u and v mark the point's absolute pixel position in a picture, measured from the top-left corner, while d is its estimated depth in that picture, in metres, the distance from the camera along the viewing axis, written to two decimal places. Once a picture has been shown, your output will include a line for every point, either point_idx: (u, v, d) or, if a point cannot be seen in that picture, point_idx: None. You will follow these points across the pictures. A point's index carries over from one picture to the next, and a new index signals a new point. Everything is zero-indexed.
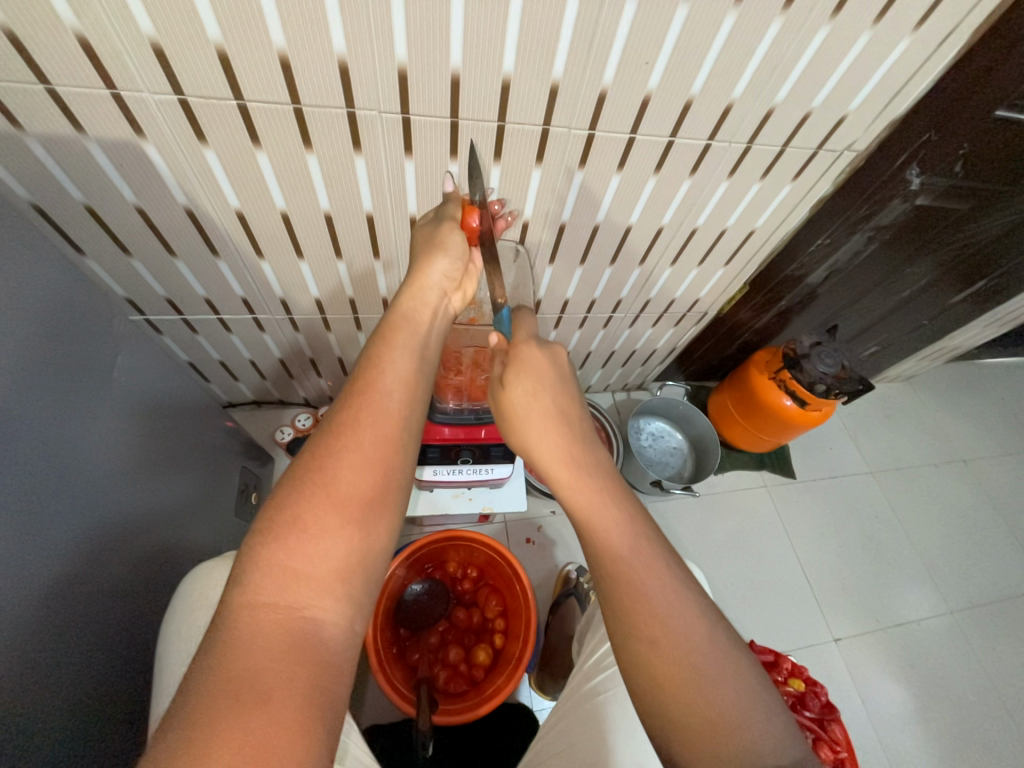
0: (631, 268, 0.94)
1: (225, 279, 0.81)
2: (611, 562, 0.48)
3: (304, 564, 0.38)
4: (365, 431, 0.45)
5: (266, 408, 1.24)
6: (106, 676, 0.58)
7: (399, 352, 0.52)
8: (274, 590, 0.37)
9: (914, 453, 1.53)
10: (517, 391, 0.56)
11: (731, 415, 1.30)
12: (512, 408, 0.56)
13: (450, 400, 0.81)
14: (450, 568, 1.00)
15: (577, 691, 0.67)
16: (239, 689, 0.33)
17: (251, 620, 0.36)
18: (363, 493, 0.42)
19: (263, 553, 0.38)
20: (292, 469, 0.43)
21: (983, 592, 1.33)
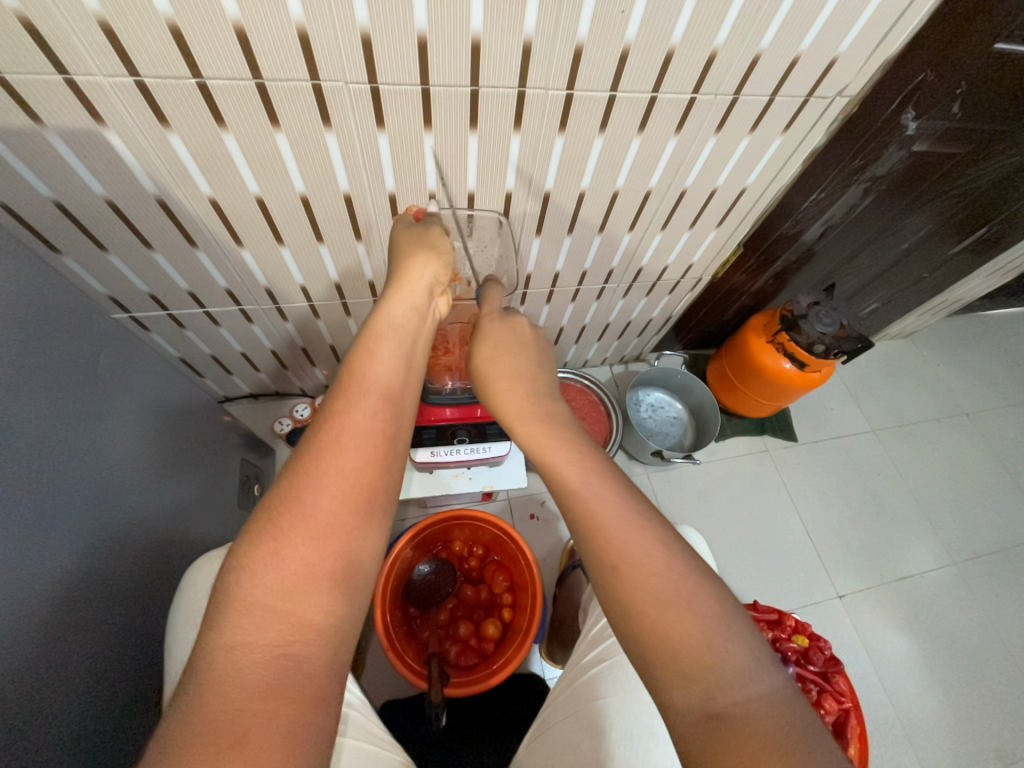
0: (620, 235, 0.91)
1: (206, 271, 0.80)
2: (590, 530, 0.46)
3: (284, 600, 0.38)
4: (348, 452, 0.44)
5: (264, 400, 1.23)
6: (118, 666, 0.60)
7: (377, 362, 0.50)
8: (251, 629, 0.37)
9: (917, 409, 1.52)
10: (484, 353, 0.60)
11: (730, 381, 1.30)
12: (481, 369, 0.60)
13: (445, 382, 0.80)
14: (456, 548, 1.02)
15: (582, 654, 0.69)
16: (220, 732, 0.33)
17: (237, 657, 0.36)
18: (347, 519, 0.42)
19: (242, 587, 0.38)
20: (270, 499, 0.42)
21: (985, 541, 1.34)
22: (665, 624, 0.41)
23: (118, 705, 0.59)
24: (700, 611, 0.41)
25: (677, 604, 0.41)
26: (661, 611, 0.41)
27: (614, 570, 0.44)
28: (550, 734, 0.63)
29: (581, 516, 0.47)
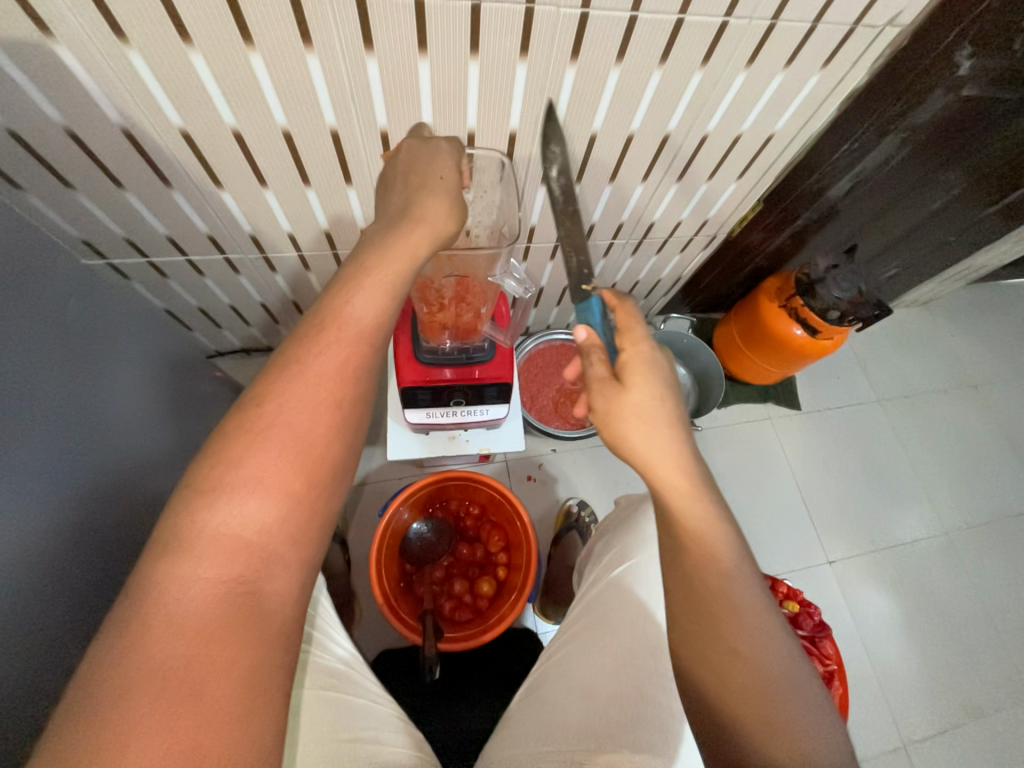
0: (632, 187, 0.84)
1: (185, 214, 0.74)
2: (720, 609, 0.45)
3: (251, 533, 0.37)
4: (325, 383, 0.41)
5: (256, 356, 1.20)
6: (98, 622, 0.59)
7: (362, 292, 0.44)
8: (213, 562, 0.35)
9: (925, 380, 1.49)
10: (638, 392, 0.49)
11: (737, 347, 1.25)
12: (628, 409, 0.49)
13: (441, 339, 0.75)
14: (452, 505, 1.02)
15: (579, 616, 0.69)
16: (166, 682, 0.31)
17: (178, 600, 0.34)
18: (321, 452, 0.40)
19: (204, 516, 0.36)
20: (238, 420, 0.40)
21: (979, 511, 1.35)
22: (762, 710, 0.43)
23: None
24: (802, 704, 0.43)
25: (782, 693, 0.43)
26: (760, 697, 0.43)
27: (733, 652, 0.45)
28: (545, 688, 0.63)
29: (713, 590, 0.46)
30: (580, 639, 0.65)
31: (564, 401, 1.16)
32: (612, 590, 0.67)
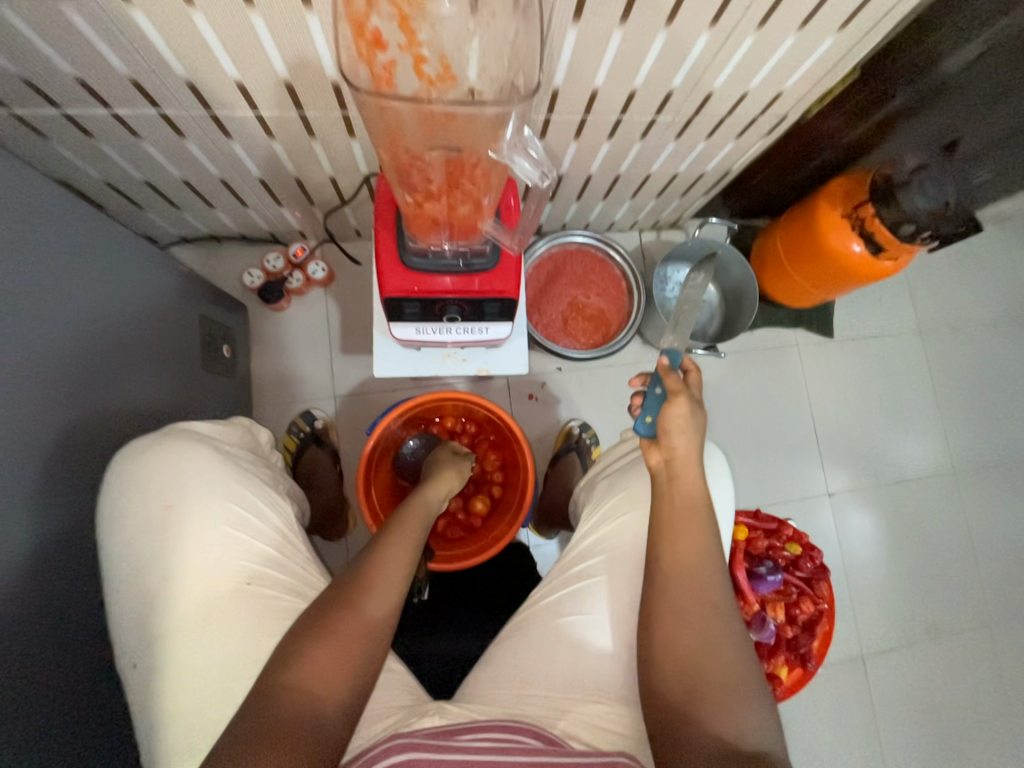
0: (695, 35, 0.62)
1: (91, 45, 0.55)
2: (707, 591, 0.52)
3: (343, 615, 0.51)
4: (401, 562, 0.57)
5: (228, 245, 1.05)
6: (52, 555, 0.53)
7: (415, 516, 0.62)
8: (318, 636, 0.49)
9: (977, 311, 1.33)
10: (683, 412, 0.57)
11: (778, 262, 1.09)
12: (676, 422, 0.57)
13: (433, 242, 0.61)
14: (448, 422, 0.96)
15: (572, 559, 0.64)
16: (276, 714, 0.44)
17: (313, 627, 0.49)
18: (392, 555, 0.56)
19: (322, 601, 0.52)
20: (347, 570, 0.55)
21: (994, 451, 1.30)
22: (718, 670, 0.49)
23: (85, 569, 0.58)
24: (746, 677, 0.49)
25: (734, 669, 0.49)
26: (718, 662, 0.49)
27: (715, 608, 0.51)
28: (528, 634, 0.59)
29: (704, 560, 0.53)
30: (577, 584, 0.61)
31: (574, 316, 1.04)
32: (616, 534, 0.62)
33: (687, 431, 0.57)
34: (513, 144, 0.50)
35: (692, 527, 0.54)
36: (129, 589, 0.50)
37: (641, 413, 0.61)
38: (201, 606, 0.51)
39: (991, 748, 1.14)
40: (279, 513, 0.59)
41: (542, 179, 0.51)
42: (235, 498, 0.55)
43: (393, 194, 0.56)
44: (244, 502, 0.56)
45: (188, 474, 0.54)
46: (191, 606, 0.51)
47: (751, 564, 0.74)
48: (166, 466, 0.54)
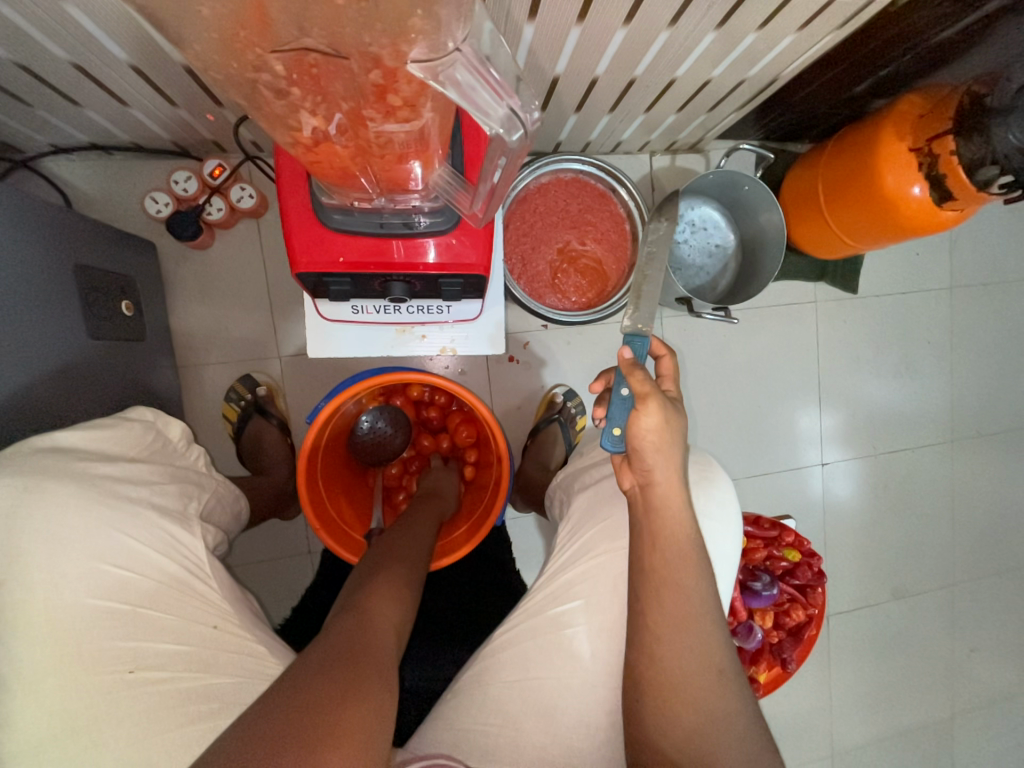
0: None
1: None
2: (696, 645, 0.44)
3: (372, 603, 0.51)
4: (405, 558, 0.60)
5: (123, 159, 0.81)
6: None
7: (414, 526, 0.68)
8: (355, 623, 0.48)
9: (1018, 265, 1.18)
10: (657, 427, 0.45)
11: (815, 206, 0.90)
12: (648, 444, 0.45)
13: (358, 201, 0.47)
14: (413, 392, 0.83)
15: (546, 601, 0.57)
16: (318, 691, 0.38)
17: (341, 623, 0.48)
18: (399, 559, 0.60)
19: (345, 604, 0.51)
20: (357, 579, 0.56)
21: (999, 419, 1.23)
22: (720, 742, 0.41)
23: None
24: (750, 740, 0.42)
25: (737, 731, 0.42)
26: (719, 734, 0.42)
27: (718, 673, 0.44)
28: (493, 692, 0.54)
29: (694, 613, 0.44)
30: (551, 634, 0.55)
31: (565, 267, 0.86)
32: (594, 575, 0.56)
33: (663, 446, 0.45)
34: (458, 48, 0.31)
35: (676, 577, 0.45)
36: None
37: (607, 424, 0.49)
38: (73, 697, 0.43)
39: (931, 692, 1.22)
40: (178, 557, 0.50)
41: (511, 128, 0.35)
42: (108, 552, 0.46)
43: (276, 139, 0.39)
44: (129, 556, 0.47)
45: (42, 534, 0.43)
46: (52, 704, 0.42)
47: (745, 574, 0.67)
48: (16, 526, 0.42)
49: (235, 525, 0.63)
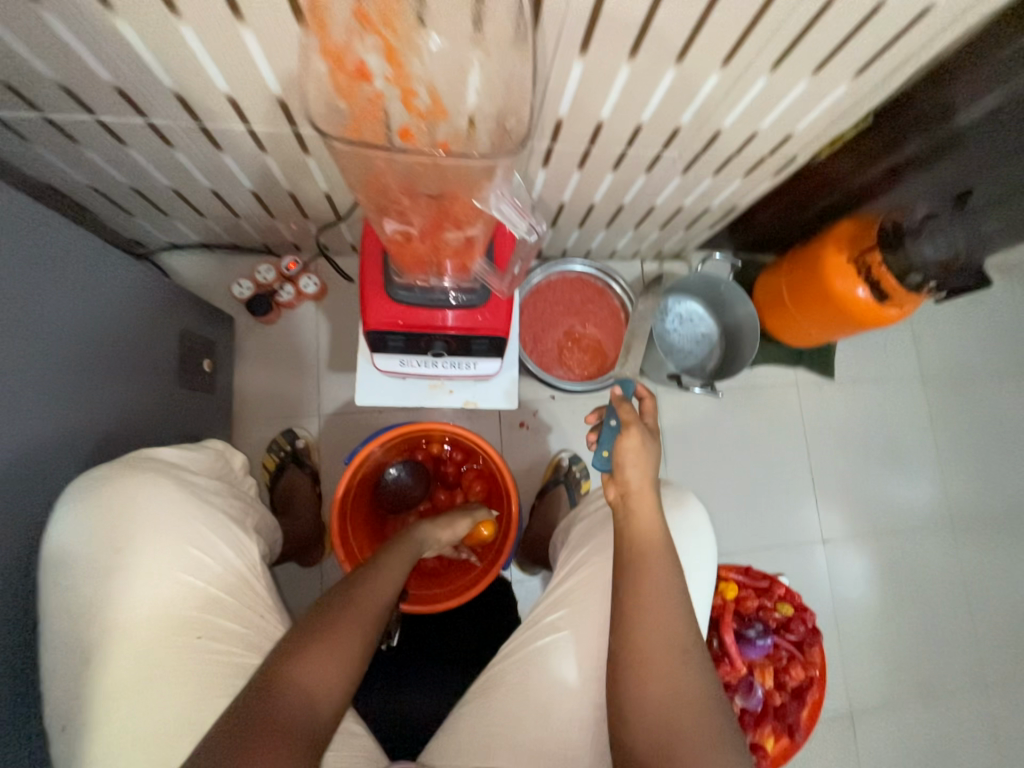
0: (704, 75, 0.60)
1: (78, 54, 0.53)
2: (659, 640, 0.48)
3: (307, 672, 0.46)
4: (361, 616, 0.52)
5: (219, 255, 1.02)
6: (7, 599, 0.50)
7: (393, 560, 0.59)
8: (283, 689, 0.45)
9: (981, 361, 1.31)
10: (633, 444, 0.54)
11: (782, 303, 1.06)
12: (626, 457, 0.54)
13: (419, 278, 0.62)
14: (432, 449, 0.93)
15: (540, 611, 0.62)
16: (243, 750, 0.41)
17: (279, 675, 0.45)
18: (353, 632, 0.50)
19: (279, 667, 0.46)
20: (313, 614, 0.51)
21: (995, 505, 1.26)
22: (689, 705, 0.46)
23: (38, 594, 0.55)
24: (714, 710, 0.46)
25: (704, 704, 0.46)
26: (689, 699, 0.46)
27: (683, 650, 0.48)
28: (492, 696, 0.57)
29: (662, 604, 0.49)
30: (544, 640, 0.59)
31: (570, 346, 1.01)
32: (584, 585, 0.61)
33: (641, 461, 0.54)
34: (501, 192, 0.49)
35: (651, 579, 0.50)
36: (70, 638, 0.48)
37: (597, 448, 0.62)
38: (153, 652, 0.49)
39: None
40: (243, 556, 0.57)
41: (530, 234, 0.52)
42: (193, 538, 0.54)
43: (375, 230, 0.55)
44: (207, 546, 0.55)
45: (145, 515, 0.52)
46: (134, 656, 0.49)
47: (739, 624, 0.70)
48: (134, 497, 0.52)
49: (271, 553, 0.69)
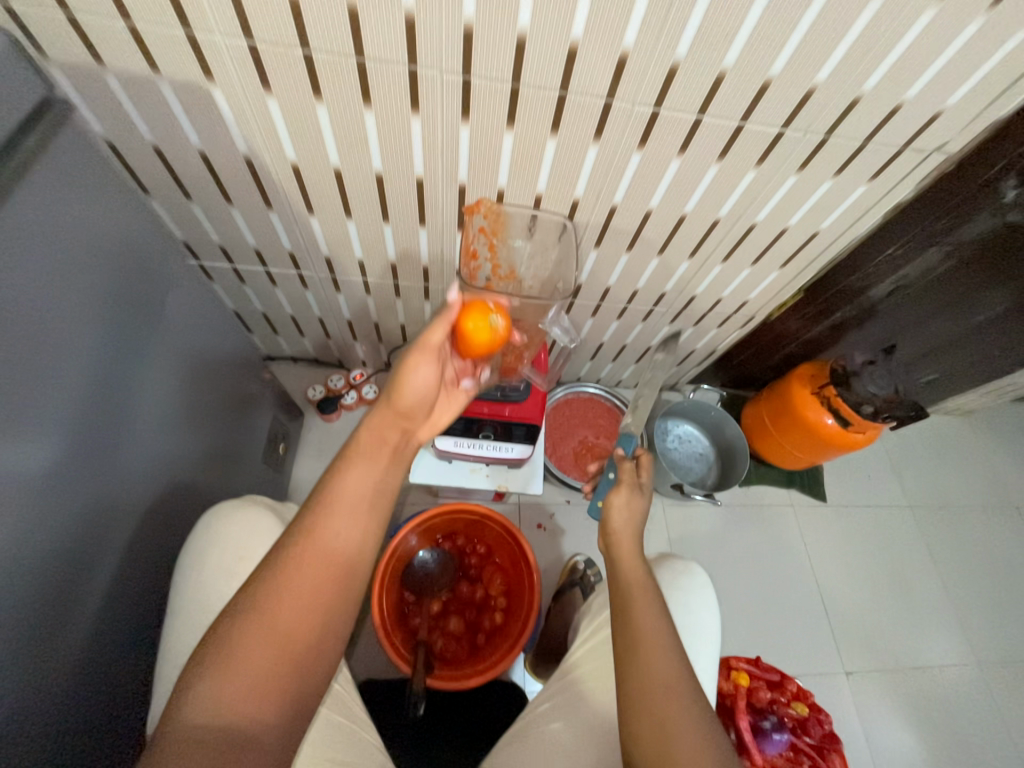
0: (679, 260, 0.89)
1: (275, 232, 0.83)
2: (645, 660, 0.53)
3: (252, 647, 0.45)
4: (307, 566, 0.49)
5: (301, 365, 1.27)
6: (115, 614, 0.59)
7: (354, 471, 0.54)
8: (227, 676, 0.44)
9: (963, 493, 1.42)
10: (620, 498, 0.66)
11: (766, 428, 1.24)
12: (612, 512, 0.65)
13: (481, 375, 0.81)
14: (459, 540, 1.01)
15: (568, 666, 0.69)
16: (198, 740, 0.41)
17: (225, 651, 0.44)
18: (310, 588, 0.48)
19: (219, 648, 0.45)
20: (257, 576, 0.48)
21: (1016, 646, 1.24)
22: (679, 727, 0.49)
23: (141, 614, 0.65)
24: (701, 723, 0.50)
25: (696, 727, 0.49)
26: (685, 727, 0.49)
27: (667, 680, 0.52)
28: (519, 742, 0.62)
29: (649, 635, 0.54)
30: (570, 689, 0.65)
31: (584, 453, 1.18)
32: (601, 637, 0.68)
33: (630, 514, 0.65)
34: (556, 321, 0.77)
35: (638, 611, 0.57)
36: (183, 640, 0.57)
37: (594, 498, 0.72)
38: None
39: None
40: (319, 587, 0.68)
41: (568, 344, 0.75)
42: None
43: None
44: None
45: (257, 538, 0.63)
46: None
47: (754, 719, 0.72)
48: (248, 525, 0.63)
49: None
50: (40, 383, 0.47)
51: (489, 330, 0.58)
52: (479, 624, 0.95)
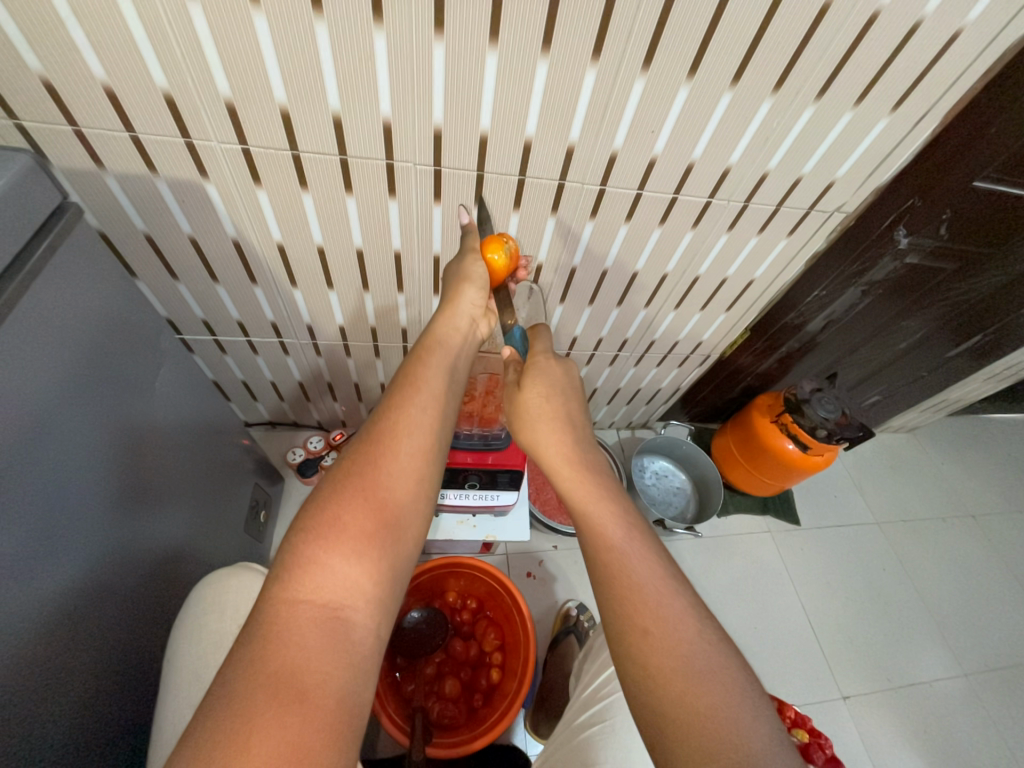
0: (637, 309, 0.98)
1: (259, 305, 0.87)
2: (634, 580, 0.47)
3: (342, 549, 0.40)
4: (399, 446, 0.46)
5: (280, 429, 1.27)
6: (93, 713, 0.55)
7: (428, 373, 0.53)
8: (311, 586, 0.38)
9: (922, 506, 1.51)
10: (532, 394, 0.60)
11: (735, 457, 1.31)
12: (524, 410, 0.59)
13: (463, 426, 0.87)
14: (449, 598, 1.00)
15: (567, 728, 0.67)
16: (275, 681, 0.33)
17: (308, 555, 0.39)
18: (405, 475, 0.45)
19: (301, 550, 0.39)
20: (333, 474, 0.44)
21: (996, 653, 1.29)
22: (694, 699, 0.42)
23: (126, 708, 0.61)
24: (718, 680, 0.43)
25: (707, 685, 0.42)
26: (704, 693, 0.42)
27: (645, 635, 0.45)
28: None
29: (617, 569, 0.48)
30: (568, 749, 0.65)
31: None
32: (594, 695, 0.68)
33: (534, 416, 0.59)
34: None
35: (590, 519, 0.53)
36: (171, 728, 0.54)
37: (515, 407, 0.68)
38: None
39: None
40: None
41: None
42: None
43: None
44: None
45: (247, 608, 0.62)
46: None
47: None
48: (239, 594, 0.62)
49: None
50: (25, 461, 0.46)
51: (504, 260, 0.63)
52: (475, 683, 0.93)
